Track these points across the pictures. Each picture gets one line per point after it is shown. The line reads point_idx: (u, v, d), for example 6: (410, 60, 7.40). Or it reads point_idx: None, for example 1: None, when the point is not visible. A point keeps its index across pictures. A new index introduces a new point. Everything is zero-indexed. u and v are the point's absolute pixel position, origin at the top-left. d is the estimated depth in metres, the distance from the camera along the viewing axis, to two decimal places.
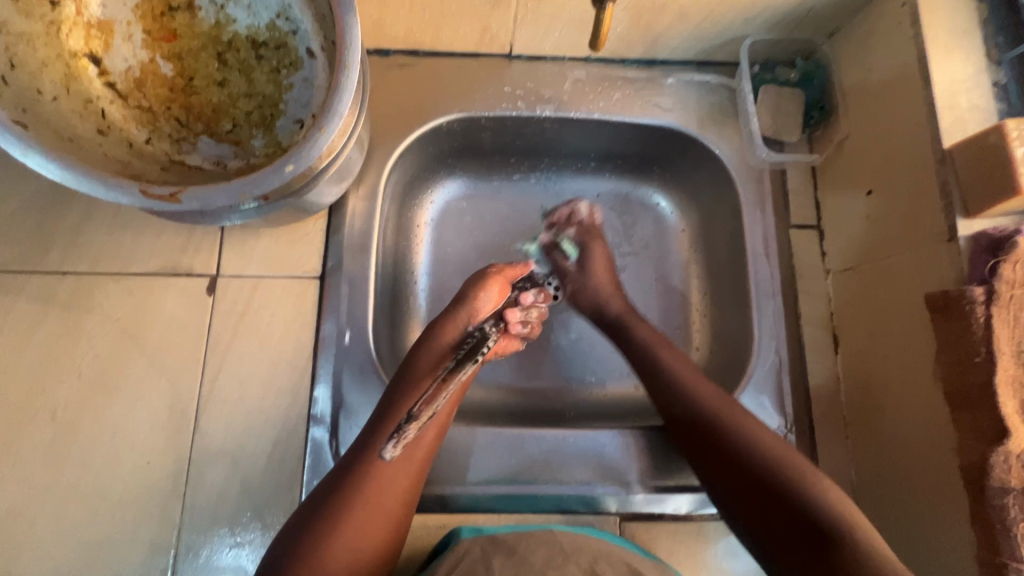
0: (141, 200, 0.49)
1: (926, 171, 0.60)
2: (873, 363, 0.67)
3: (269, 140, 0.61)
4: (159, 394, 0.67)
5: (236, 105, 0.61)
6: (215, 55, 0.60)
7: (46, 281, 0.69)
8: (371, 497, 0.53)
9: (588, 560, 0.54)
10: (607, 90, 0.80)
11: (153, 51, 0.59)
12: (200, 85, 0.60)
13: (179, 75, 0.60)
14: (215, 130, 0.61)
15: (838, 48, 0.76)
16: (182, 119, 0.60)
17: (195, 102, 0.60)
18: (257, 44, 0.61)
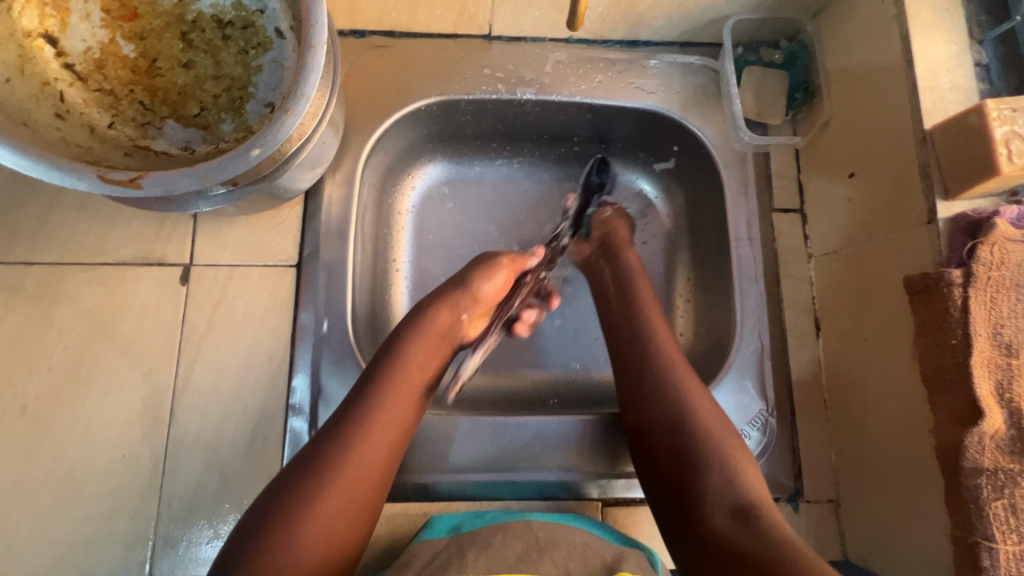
0: (100, 185, 0.47)
1: (909, 152, 0.59)
2: (853, 346, 0.67)
3: (238, 124, 0.59)
4: (134, 386, 0.66)
5: (204, 88, 0.59)
6: (179, 35, 0.58)
7: (12, 271, 0.67)
8: (347, 471, 0.51)
9: (562, 556, 0.53)
10: (589, 72, 0.78)
11: (112, 30, 0.56)
12: (164, 67, 0.58)
13: (142, 56, 0.57)
14: (181, 113, 0.59)
15: (822, 28, 0.74)
16: (146, 102, 0.58)
17: (159, 84, 0.58)
18: (222, 24, 0.58)
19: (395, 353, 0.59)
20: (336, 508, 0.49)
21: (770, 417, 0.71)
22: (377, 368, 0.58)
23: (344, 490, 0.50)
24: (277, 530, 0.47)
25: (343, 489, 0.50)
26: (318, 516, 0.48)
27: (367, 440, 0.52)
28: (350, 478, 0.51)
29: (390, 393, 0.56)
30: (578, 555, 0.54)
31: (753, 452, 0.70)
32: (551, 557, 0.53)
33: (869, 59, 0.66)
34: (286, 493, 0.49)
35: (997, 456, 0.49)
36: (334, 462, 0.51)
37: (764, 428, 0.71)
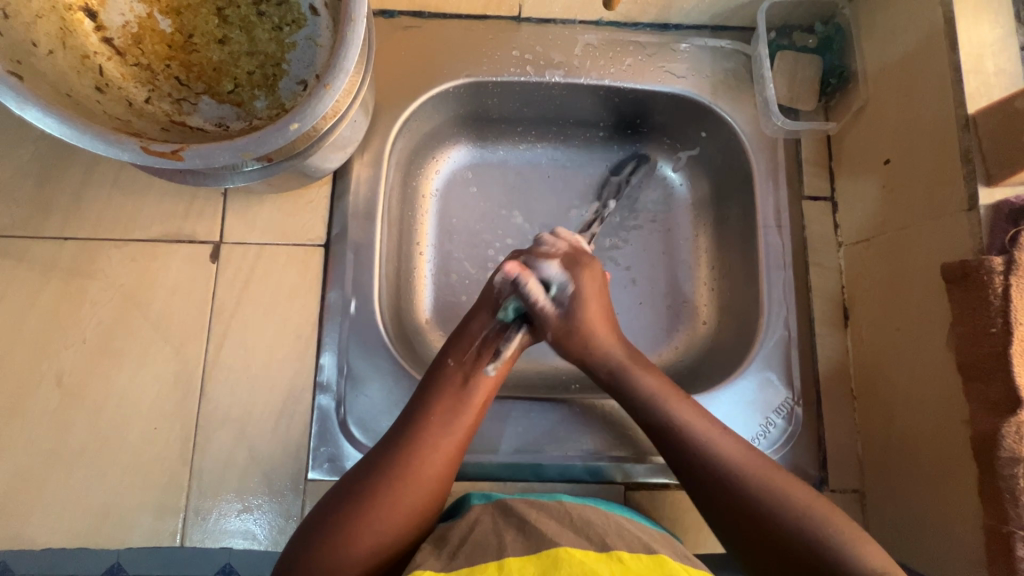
0: (141, 157, 0.47)
1: (949, 137, 0.58)
2: (884, 335, 0.67)
3: (271, 101, 0.59)
4: (165, 360, 0.67)
5: (239, 65, 0.59)
6: (215, 11, 0.58)
7: (46, 245, 0.68)
8: (406, 482, 0.54)
9: (597, 534, 0.53)
10: (619, 55, 0.77)
11: (150, 5, 0.56)
12: (200, 42, 0.58)
13: (178, 31, 0.58)
14: (216, 90, 0.59)
15: (859, 12, 0.73)
16: (182, 78, 0.58)
17: (195, 60, 0.58)
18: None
19: (437, 373, 0.60)
20: (393, 517, 0.52)
21: (796, 406, 0.71)
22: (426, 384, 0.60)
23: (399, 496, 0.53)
24: (333, 542, 0.50)
25: (399, 495, 0.53)
26: (373, 527, 0.52)
27: (424, 461, 0.55)
28: (410, 486, 0.54)
29: (438, 416, 0.57)
30: (614, 534, 0.54)
31: (778, 440, 0.70)
32: (586, 535, 0.53)
33: (909, 43, 0.64)
34: (341, 509, 0.52)
35: None
36: (394, 479, 0.54)
37: (789, 417, 0.70)
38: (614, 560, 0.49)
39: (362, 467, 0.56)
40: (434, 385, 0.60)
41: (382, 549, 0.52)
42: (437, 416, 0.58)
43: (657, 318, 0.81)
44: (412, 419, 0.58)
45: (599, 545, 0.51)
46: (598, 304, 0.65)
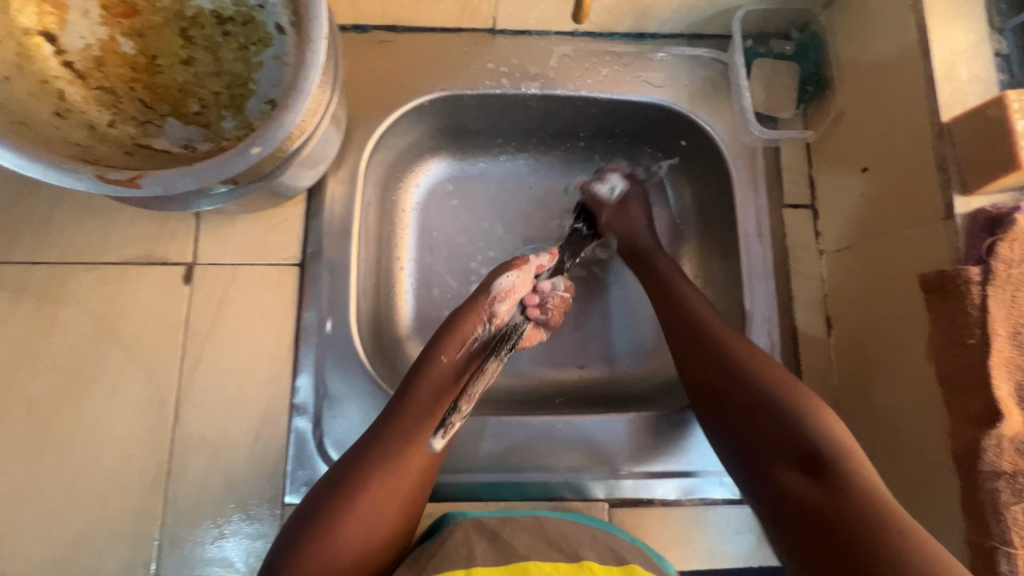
0: (98, 185, 0.46)
1: (924, 145, 0.58)
2: (865, 345, 0.66)
3: (239, 121, 0.59)
4: (138, 386, 0.65)
5: (205, 86, 0.58)
6: (179, 31, 0.57)
7: (15, 271, 0.67)
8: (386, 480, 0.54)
9: (571, 547, 0.54)
10: (595, 66, 0.77)
11: (112, 28, 0.55)
12: (165, 64, 0.57)
13: (141, 53, 0.57)
14: (182, 111, 0.58)
15: (835, 18, 0.72)
16: (146, 100, 0.57)
17: (160, 82, 0.57)
18: (222, 20, 0.58)
19: (425, 366, 0.61)
20: (369, 520, 0.52)
21: None
22: (410, 378, 0.60)
23: (390, 489, 0.54)
24: (310, 550, 0.49)
25: (393, 487, 0.54)
26: (351, 531, 0.51)
27: (404, 459, 0.55)
28: (388, 484, 0.54)
29: (416, 418, 0.57)
30: (589, 547, 0.55)
31: None
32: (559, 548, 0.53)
33: (884, 50, 0.64)
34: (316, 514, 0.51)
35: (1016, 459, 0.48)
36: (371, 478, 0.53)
37: None
38: (585, 570, 0.50)
39: (343, 466, 0.55)
40: (422, 376, 0.60)
41: (362, 553, 0.51)
42: (422, 407, 0.58)
43: (641, 330, 0.80)
44: (395, 412, 0.58)
45: (572, 557, 0.52)
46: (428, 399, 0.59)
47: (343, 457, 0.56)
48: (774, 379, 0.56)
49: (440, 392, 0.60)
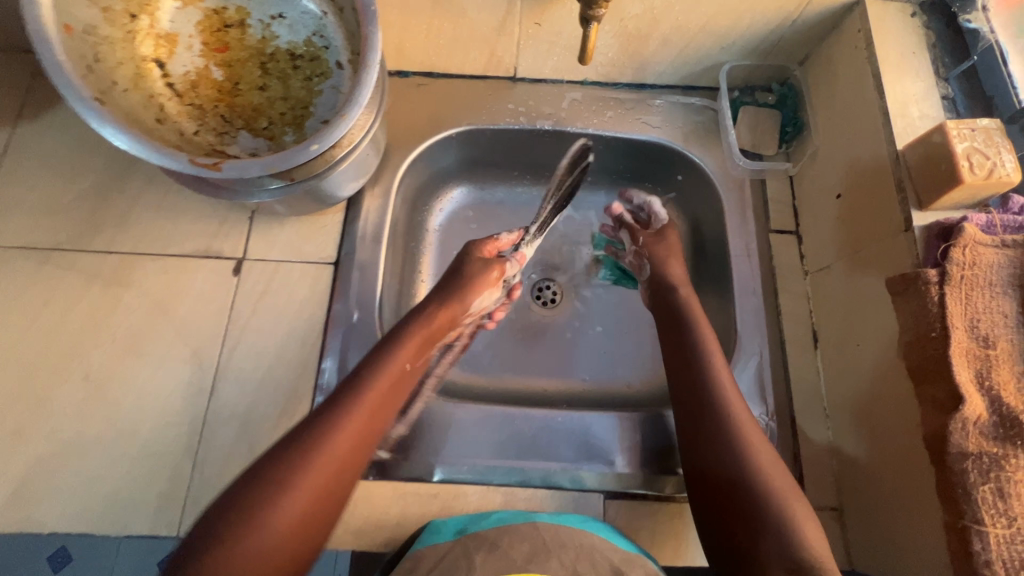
0: (188, 167, 0.57)
1: (884, 170, 0.66)
2: (848, 352, 0.71)
3: (299, 136, 0.70)
4: (183, 361, 0.73)
5: (273, 107, 0.70)
6: (259, 64, 0.70)
7: (93, 258, 0.78)
8: (306, 481, 0.53)
9: (569, 559, 0.58)
10: (601, 109, 0.89)
11: (208, 59, 0.69)
12: (244, 89, 0.70)
13: (227, 79, 0.69)
14: (253, 126, 0.70)
15: (808, 72, 0.83)
16: (226, 116, 0.69)
17: (239, 103, 0.70)
18: (294, 57, 0.71)
19: (370, 372, 0.63)
20: (280, 520, 0.51)
21: (770, 422, 0.74)
22: (350, 382, 0.62)
23: (314, 491, 0.54)
24: (217, 550, 0.48)
25: (303, 497, 0.53)
26: (264, 531, 0.50)
27: (325, 458, 0.55)
28: (307, 485, 0.53)
29: (351, 423, 0.58)
30: (585, 561, 0.58)
31: None
32: (558, 558, 0.58)
33: (847, 95, 0.74)
34: (227, 511, 0.50)
35: (981, 441, 0.52)
36: (292, 474, 0.53)
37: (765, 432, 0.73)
38: None
39: (268, 463, 0.54)
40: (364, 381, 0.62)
41: (270, 554, 0.50)
42: (346, 418, 0.58)
43: (628, 349, 0.90)
44: (325, 413, 0.58)
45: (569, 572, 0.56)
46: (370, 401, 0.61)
47: (271, 461, 0.55)
48: (717, 395, 0.66)
49: (366, 402, 0.60)
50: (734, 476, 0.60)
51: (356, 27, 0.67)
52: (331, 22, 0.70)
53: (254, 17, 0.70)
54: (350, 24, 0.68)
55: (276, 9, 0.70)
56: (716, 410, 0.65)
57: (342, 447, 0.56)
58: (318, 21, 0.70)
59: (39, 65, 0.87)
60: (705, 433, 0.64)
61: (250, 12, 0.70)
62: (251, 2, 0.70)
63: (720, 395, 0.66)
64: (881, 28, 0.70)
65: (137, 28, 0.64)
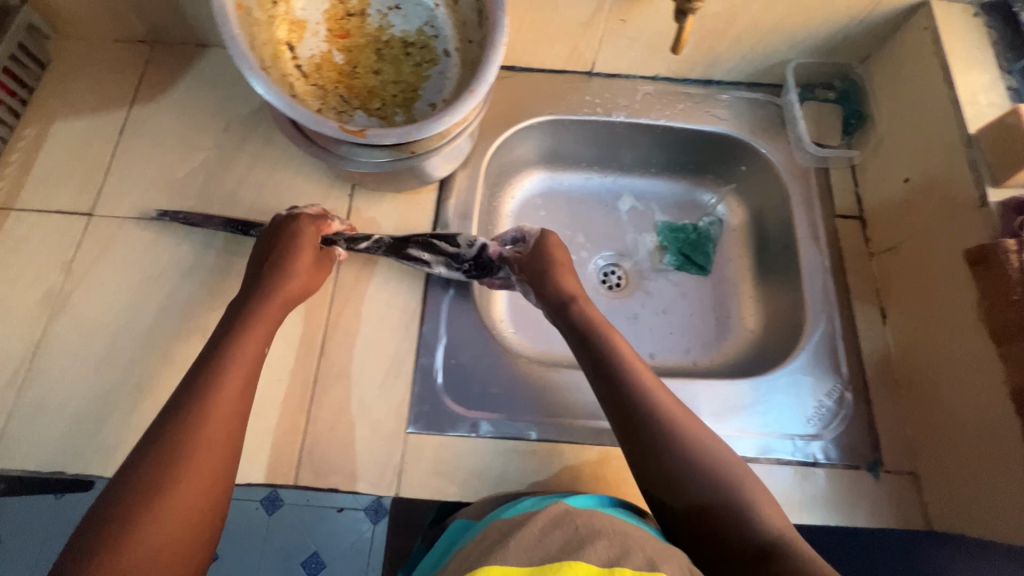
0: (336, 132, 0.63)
1: (956, 153, 0.72)
2: (920, 324, 0.76)
3: (408, 117, 0.76)
4: (292, 324, 0.78)
5: (386, 89, 0.76)
6: (375, 51, 0.77)
7: (206, 229, 0.83)
8: (186, 471, 0.52)
9: (605, 544, 0.46)
10: (672, 102, 0.95)
11: (331, 45, 0.75)
12: (362, 73, 0.76)
13: (347, 63, 0.76)
14: (368, 107, 0.76)
15: (871, 70, 0.89)
16: (345, 96, 0.75)
17: (356, 85, 0.76)
18: (407, 44, 0.77)
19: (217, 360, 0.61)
20: (171, 514, 0.50)
21: (845, 392, 0.78)
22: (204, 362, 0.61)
23: (205, 479, 0.53)
24: (112, 543, 0.47)
25: (190, 488, 0.52)
26: (156, 525, 0.49)
27: (201, 451, 0.54)
28: (190, 478, 0.52)
29: (189, 415, 0.55)
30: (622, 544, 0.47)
31: (831, 421, 0.77)
32: (593, 545, 0.46)
33: (914, 88, 0.80)
34: (127, 503, 0.49)
35: None
36: (175, 465, 0.52)
37: (840, 401, 0.78)
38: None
39: (159, 453, 0.53)
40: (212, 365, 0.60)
41: (168, 549, 0.49)
42: (207, 409, 0.56)
43: (686, 333, 0.94)
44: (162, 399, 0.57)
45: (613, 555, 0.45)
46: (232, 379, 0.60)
47: None
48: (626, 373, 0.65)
49: (229, 388, 0.59)
50: (671, 464, 0.59)
51: (471, 17, 0.73)
52: (444, 13, 0.76)
53: (374, 7, 0.76)
54: (464, 15, 0.74)
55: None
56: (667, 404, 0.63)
57: (213, 433, 0.55)
58: (432, 13, 0.77)
59: (152, 54, 0.94)
60: (635, 424, 0.62)
61: (371, 2, 0.76)
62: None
63: (658, 387, 0.65)
64: (947, 25, 0.77)
65: (276, 14, 0.71)
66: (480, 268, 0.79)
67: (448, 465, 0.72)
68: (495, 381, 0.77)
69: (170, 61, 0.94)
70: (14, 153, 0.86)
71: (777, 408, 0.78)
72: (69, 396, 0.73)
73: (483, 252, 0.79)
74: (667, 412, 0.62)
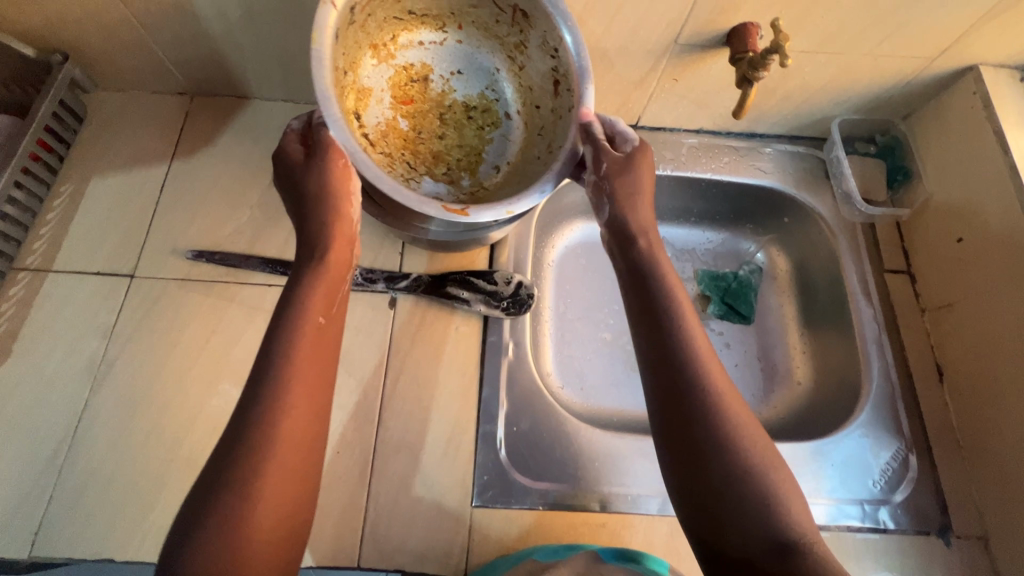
0: (441, 212, 0.61)
1: (1016, 218, 0.73)
2: (985, 385, 0.76)
3: (473, 181, 0.75)
4: (348, 391, 0.76)
5: (450, 154, 0.75)
6: (438, 116, 0.76)
7: (253, 291, 0.80)
8: (246, 528, 0.45)
9: None
10: (717, 156, 0.96)
11: (395, 111, 0.74)
12: (426, 138, 0.75)
13: (411, 129, 0.74)
14: (434, 172, 0.74)
15: (914, 127, 0.91)
16: (411, 162, 0.73)
17: (421, 150, 0.74)
18: (469, 108, 0.77)
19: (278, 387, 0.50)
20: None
21: (909, 453, 0.77)
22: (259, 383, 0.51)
23: (275, 522, 0.47)
24: None
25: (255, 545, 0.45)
26: None
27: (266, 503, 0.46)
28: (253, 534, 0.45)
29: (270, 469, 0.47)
30: None
31: (898, 484, 0.76)
32: None
33: (965, 150, 0.81)
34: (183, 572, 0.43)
35: None
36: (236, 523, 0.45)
37: (905, 463, 0.77)
38: None
39: (236, 452, 0.47)
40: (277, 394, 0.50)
41: None
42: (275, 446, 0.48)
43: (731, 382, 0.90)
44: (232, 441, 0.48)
45: None
46: (308, 400, 0.51)
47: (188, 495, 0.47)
48: (694, 366, 0.56)
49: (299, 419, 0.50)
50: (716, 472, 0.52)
51: (538, 82, 0.74)
52: (506, 77, 0.77)
53: (436, 72, 0.76)
54: (529, 80, 0.75)
55: (455, 65, 0.76)
56: (727, 401, 0.55)
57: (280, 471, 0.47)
58: (494, 77, 0.77)
59: (192, 106, 0.92)
60: (686, 420, 0.54)
61: (433, 68, 0.76)
62: (435, 59, 0.76)
63: (718, 382, 0.56)
64: (995, 91, 0.79)
65: (347, 83, 0.68)
66: (518, 304, 0.81)
67: (516, 540, 0.70)
68: (559, 449, 0.75)
69: (211, 114, 0.92)
70: (50, 213, 0.83)
71: (843, 473, 0.76)
72: (115, 475, 0.69)
73: (520, 289, 0.81)
74: (727, 410, 0.54)
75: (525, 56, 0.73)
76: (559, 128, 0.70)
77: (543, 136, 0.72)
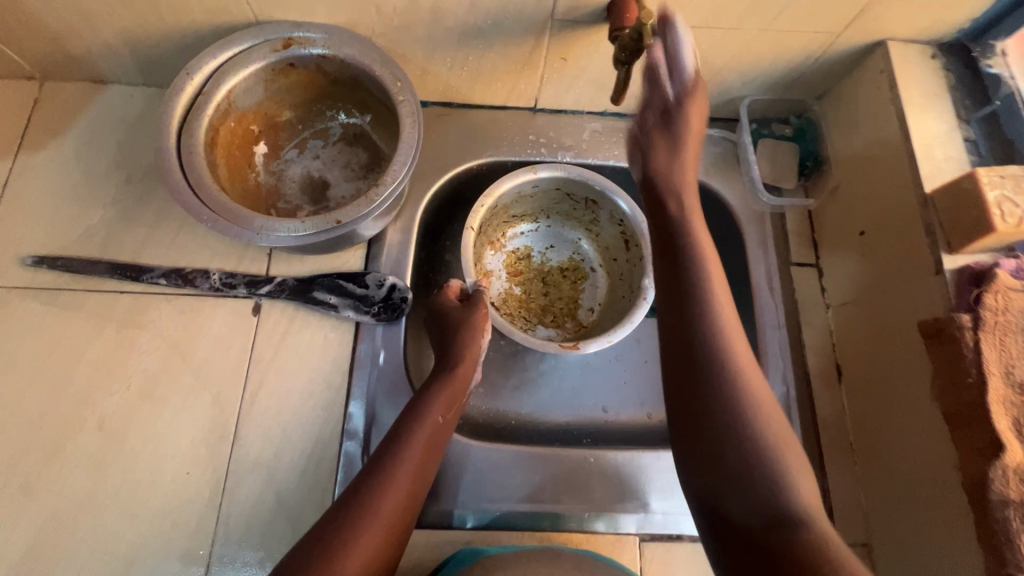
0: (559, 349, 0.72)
1: (912, 212, 0.67)
2: (876, 390, 0.72)
3: (574, 322, 0.87)
4: (203, 407, 0.71)
5: (553, 307, 0.87)
6: (538, 280, 0.89)
7: (102, 299, 0.74)
8: None
9: None
10: (620, 141, 0.89)
11: (508, 284, 0.88)
12: (532, 299, 0.88)
13: (524, 293, 0.88)
14: (542, 320, 0.86)
15: (828, 107, 0.84)
16: (527, 316, 0.86)
17: (532, 307, 0.87)
18: (562, 271, 0.90)
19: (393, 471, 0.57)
20: None
21: None
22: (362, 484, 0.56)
23: None
24: None
25: None
26: None
27: None
28: None
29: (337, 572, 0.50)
30: None
31: None
32: None
33: (871, 136, 0.75)
34: None
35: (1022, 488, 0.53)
36: None
37: None
38: None
39: None
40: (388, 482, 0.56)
41: None
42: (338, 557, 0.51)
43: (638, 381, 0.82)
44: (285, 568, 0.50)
45: None
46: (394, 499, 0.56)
47: None
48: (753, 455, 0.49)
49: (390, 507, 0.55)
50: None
51: (616, 238, 0.86)
52: (586, 240, 0.90)
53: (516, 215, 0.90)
54: (605, 240, 0.88)
55: (547, 241, 0.91)
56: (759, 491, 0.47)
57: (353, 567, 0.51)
58: (576, 241, 0.91)
59: (41, 92, 0.83)
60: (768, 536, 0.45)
61: (534, 248, 0.91)
62: (534, 241, 0.91)
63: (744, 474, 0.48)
64: (903, 70, 0.72)
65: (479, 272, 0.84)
66: (390, 310, 0.75)
67: None
68: None
69: (62, 102, 0.83)
70: None
71: None
72: None
73: (393, 292, 0.75)
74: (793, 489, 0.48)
75: (597, 226, 0.87)
76: (635, 273, 0.82)
77: (624, 280, 0.85)
